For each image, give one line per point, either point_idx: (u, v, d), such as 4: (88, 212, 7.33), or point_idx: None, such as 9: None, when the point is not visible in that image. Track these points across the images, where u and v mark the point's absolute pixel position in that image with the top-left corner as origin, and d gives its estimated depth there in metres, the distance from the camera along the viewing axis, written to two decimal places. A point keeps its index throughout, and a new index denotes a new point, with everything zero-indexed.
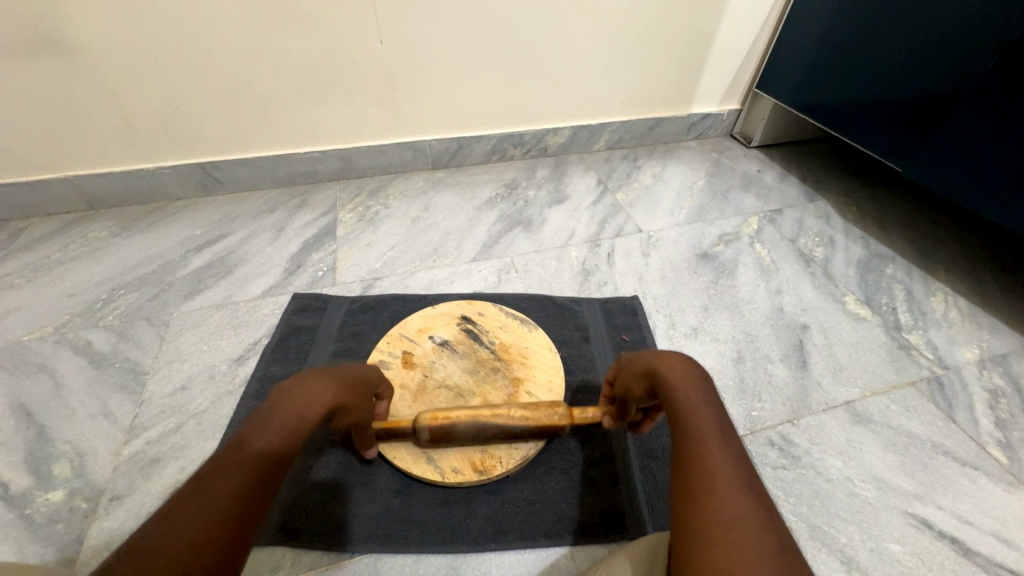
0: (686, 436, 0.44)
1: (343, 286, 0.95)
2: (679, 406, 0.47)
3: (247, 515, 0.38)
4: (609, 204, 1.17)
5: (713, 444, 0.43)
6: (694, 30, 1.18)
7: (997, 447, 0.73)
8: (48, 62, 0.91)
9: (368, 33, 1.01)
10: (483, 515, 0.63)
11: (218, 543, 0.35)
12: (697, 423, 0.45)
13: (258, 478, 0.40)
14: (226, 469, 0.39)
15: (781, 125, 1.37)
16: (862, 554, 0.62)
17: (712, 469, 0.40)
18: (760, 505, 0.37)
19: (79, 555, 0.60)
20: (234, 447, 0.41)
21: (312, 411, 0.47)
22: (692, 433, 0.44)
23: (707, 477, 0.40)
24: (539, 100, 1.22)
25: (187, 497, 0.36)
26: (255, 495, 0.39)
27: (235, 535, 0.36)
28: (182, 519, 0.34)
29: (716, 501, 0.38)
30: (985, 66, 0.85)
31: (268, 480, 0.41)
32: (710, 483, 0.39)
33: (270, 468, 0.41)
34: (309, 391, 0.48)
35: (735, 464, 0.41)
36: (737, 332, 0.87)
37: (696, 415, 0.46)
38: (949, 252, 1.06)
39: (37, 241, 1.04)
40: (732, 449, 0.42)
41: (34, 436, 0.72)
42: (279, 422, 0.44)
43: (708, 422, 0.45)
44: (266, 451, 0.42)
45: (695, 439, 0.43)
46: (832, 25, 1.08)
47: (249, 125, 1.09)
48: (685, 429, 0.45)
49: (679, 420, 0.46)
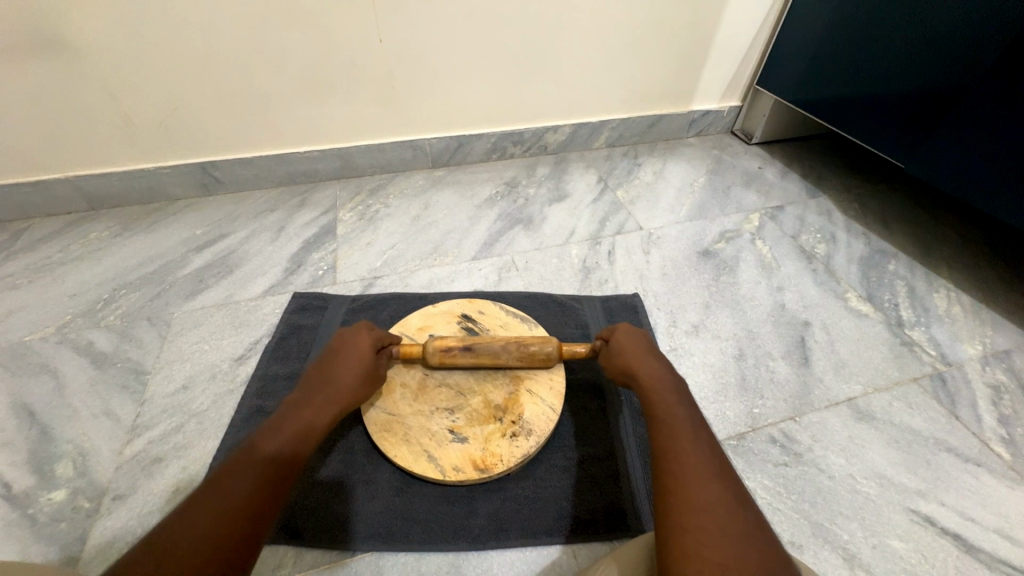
0: (664, 431, 0.46)
1: (343, 285, 0.95)
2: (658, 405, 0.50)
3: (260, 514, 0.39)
4: (609, 201, 1.17)
5: (690, 436, 0.45)
6: (694, 27, 1.18)
7: (1001, 444, 0.72)
8: (48, 63, 0.91)
9: (367, 32, 1.01)
10: (484, 513, 0.63)
11: (231, 539, 0.36)
12: (676, 419, 0.47)
13: (269, 480, 0.42)
14: (239, 473, 0.41)
15: (782, 121, 1.36)
16: (865, 551, 0.61)
17: (689, 459, 0.42)
18: (734, 492, 0.40)
19: (82, 554, 0.60)
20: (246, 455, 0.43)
21: (317, 420, 0.50)
22: (669, 428, 0.46)
23: (684, 467, 0.41)
24: (538, 99, 1.22)
25: (203, 499, 0.38)
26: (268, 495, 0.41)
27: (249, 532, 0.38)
28: (198, 519, 0.36)
29: (693, 487, 0.40)
30: (986, 62, 0.84)
31: (281, 482, 0.43)
32: (688, 472, 0.41)
33: (283, 470, 0.43)
34: (315, 404, 0.51)
35: (711, 455, 0.43)
36: (738, 329, 0.87)
37: (674, 412, 0.48)
38: (951, 248, 1.05)
39: (39, 241, 1.05)
40: (708, 442, 0.45)
41: (38, 435, 0.72)
42: (287, 430, 0.47)
43: (687, 420, 0.47)
44: (277, 455, 0.44)
45: (672, 433, 0.45)
46: (833, 20, 1.07)
47: (248, 125, 1.09)
48: (662, 425, 0.47)
49: (657, 417, 0.48)
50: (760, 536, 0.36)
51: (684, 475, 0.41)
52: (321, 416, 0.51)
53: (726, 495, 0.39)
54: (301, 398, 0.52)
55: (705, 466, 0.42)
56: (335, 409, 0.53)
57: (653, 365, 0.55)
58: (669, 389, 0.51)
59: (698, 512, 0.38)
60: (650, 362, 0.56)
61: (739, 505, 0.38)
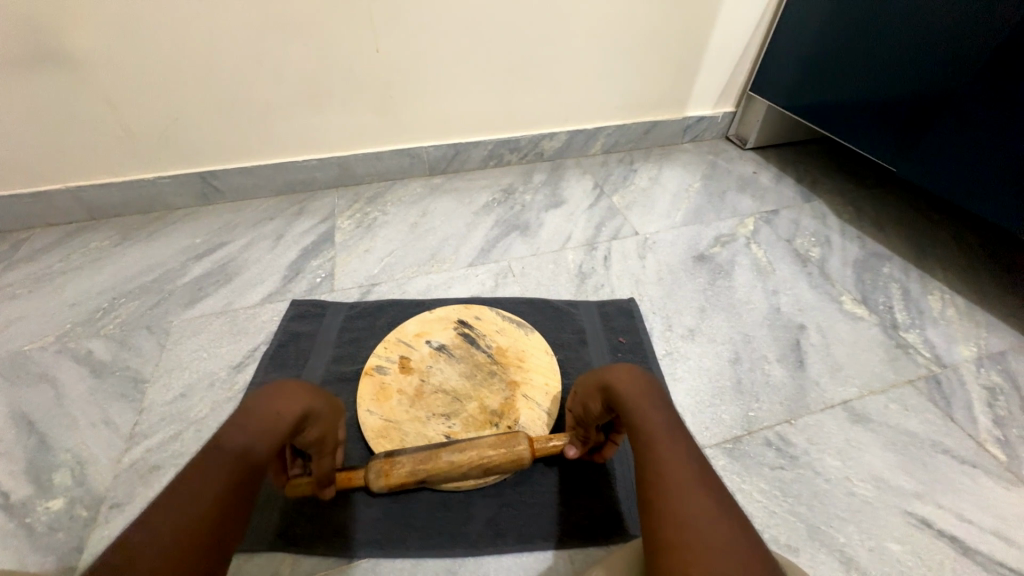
0: (643, 443, 0.45)
1: (341, 292, 0.96)
2: (636, 414, 0.48)
3: (230, 517, 0.39)
4: (606, 207, 1.18)
5: (668, 443, 0.44)
6: (688, 34, 1.19)
7: (997, 445, 0.72)
8: (48, 75, 0.92)
9: (364, 43, 1.02)
10: (481, 518, 0.63)
11: (199, 543, 0.36)
12: (651, 425, 0.46)
13: (237, 479, 0.41)
14: (211, 467, 0.41)
15: (777, 126, 1.37)
16: (863, 553, 0.61)
17: (669, 471, 0.41)
18: (717, 498, 0.39)
19: (79, 563, 0.61)
20: (213, 451, 0.42)
21: (288, 412, 0.48)
22: (647, 434, 0.46)
23: (663, 482, 0.41)
24: (535, 105, 1.23)
25: (169, 505, 0.37)
26: (237, 496, 0.40)
27: (216, 541, 0.37)
28: (163, 526, 0.35)
29: (674, 499, 0.39)
30: (975, 66, 0.85)
31: (250, 478, 0.42)
32: (670, 484, 0.40)
33: (253, 467, 0.43)
34: (286, 394, 0.49)
35: (689, 461, 0.42)
36: (735, 332, 0.87)
37: (650, 421, 0.47)
38: (944, 250, 1.06)
39: (39, 252, 1.05)
40: (689, 449, 0.44)
41: (36, 444, 0.72)
42: (257, 422, 0.46)
43: (663, 423, 0.46)
44: (246, 452, 0.43)
45: (650, 442, 0.45)
46: (825, 27, 1.08)
47: (248, 134, 1.10)
48: (639, 436, 0.46)
49: (633, 424, 0.48)
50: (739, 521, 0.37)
51: (666, 490, 0.40)
52: (290, 408, 0.48)
53: (711, 502, 0.38)
54: (271, 387, 0.50)
55: (687, 471, 0.41)
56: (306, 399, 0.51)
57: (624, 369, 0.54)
58: (644, 393, 0.50)
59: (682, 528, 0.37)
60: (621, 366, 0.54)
61: (724, 510, 0.38)
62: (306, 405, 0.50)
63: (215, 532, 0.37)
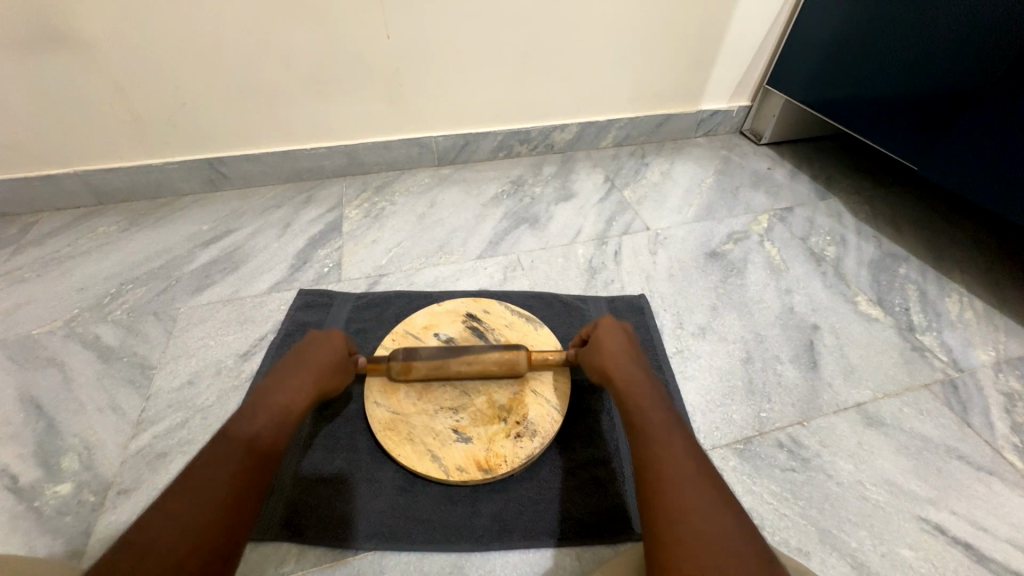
0: (644, 439, 0.48)
1: (348, 282, 0.95)
2: (636, 412, 0.52)
3: (243, 504, 0.41)
4: (616, 201, 1.16)
5: (669, 440, 0.47)
6: (704, 26, 1.16)
7: (1014, 452, 0.71)
8: (55, 58, 0.91)
9: (375, 31, 1.00)
10: (487, 514, 0.63)
11: (213, 532, 0.38)
12: (652, 424, 0.49)
13: (248, 469, 0.43)
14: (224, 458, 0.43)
15: (792, 121, 1.34)
16: (874, 559, 0.61)
17: (669, 468, 0.44)
18: (715, 494, 0.41)
19: (87, 547, 0.61)
20: (224, 439, 0.44)
21: (295, 404, 0.51)
22: (649, 432, 0.49)
23: (663, 479, 0.43)
24: (547, 96, 1.22)
25: (185, 492, 0.39)
26: (248, 484, 0.42)
27: (231, 527, 0.39)
28: (180, 515, 0.37)
29: (673, 494, 0.42)
30: (999, 67, 0.83)
31: (261, 469, 0.44)
32: (672, 481, 0.43)
33: (262, 459, 0.45)
34: (291, 387, 0.52)
35: (689, 456, 0.45)
36: (747, 331, 0.86)
37: (652, 418, 0.50)
38: (963, 251, 1.04)
39: (47, 236, 1.05)
40: (687, 444, 0.47)
41: (44, 428, 0.72)
42: (265, 413, 0.48)
43: (665, 420, 0.50)
44: (255, 442, 0.45)
45: (650, 440, 0.48)
46: (845, 21, 1.06)
47: (257, 121, 1.09)
48: (641, 432, 0.49)
49: (635, 421, 0.51)
50: (738, 517, 0.39)
51: (667, 486, 0.43)
52: (295, 401, 0.52)
53: (709, 499, 0.41)
54: (274, 380, 0.53)
55: (688, 469, 0.44)
56: (310, 391, 0.54)
57: (627, 367, 0.58)
58: (647, 392, 0.54)
59: (681, 521, 0.40)
60: (625, 364, 0.58)
61: (722, 506, 0.40)
62: (309, 396, 0.53)
63: (228, 520, 0.39)
